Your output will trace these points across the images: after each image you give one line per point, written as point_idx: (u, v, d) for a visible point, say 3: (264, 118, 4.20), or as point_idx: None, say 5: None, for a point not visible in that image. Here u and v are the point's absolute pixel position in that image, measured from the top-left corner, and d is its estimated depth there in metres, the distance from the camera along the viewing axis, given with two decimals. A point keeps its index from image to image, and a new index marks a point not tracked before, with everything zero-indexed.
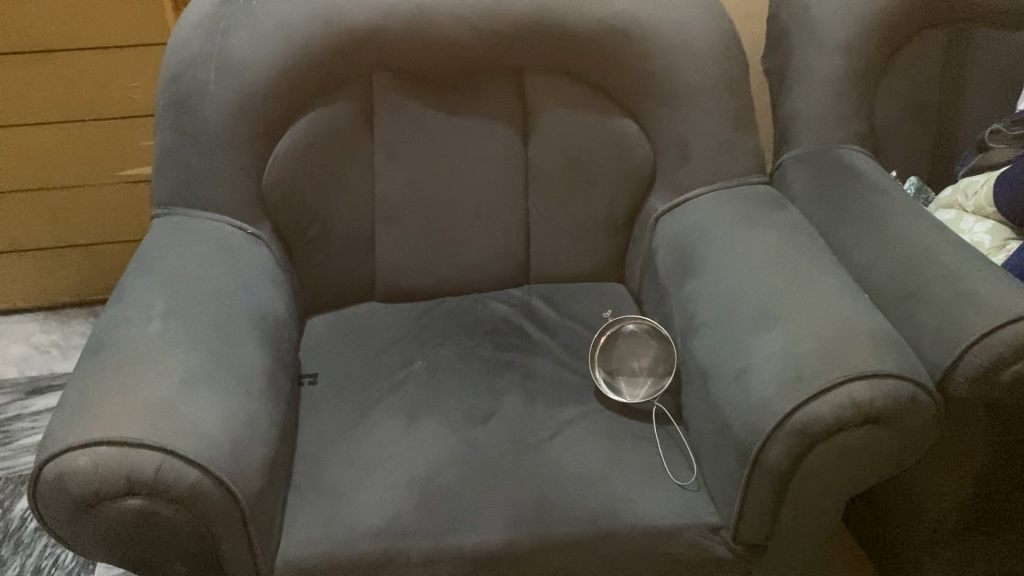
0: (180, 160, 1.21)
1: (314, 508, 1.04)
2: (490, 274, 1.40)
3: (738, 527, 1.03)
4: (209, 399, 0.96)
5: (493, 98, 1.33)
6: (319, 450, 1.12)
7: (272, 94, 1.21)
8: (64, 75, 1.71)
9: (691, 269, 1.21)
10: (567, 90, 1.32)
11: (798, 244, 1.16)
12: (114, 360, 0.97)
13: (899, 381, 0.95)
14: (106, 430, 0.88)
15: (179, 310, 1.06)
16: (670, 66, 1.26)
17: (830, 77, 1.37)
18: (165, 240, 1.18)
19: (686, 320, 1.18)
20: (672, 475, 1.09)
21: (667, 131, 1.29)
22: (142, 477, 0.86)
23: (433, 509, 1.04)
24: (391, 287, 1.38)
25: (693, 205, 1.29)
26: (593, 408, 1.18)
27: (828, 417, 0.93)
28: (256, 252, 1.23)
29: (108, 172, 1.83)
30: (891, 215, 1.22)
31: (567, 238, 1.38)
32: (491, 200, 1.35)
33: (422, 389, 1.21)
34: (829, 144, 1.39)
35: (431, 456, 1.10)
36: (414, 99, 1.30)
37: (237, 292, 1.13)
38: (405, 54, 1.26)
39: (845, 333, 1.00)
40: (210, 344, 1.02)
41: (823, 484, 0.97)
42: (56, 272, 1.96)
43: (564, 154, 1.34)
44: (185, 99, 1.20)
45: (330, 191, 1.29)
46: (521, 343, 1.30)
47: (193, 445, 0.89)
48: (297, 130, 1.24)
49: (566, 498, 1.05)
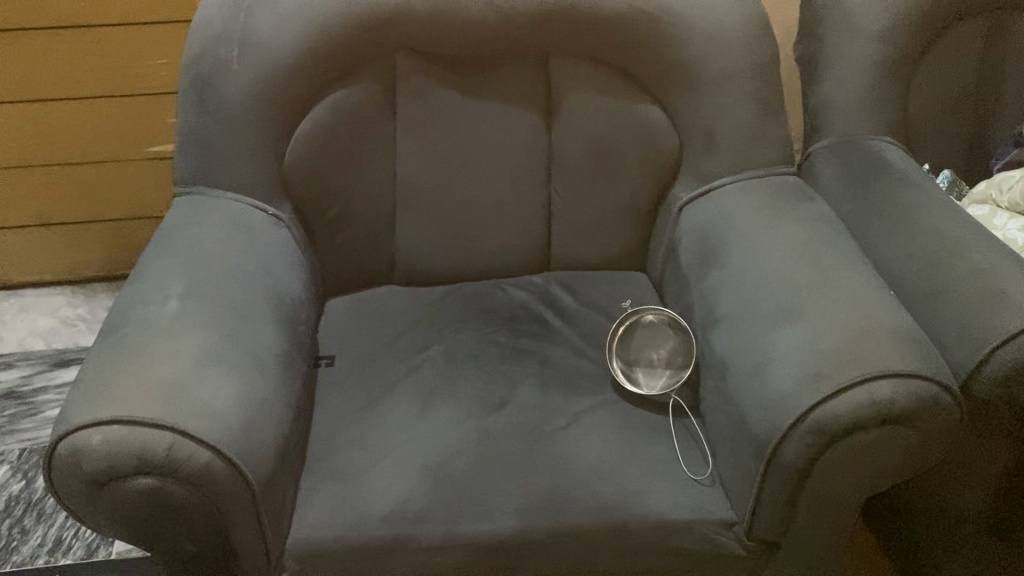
0: (203, 139, 1.21)
1: (326, 490, 1.04)
2: (510, 260, 1.38)
3: (751, 523, 1.01)
4: (224, 379, 0.96)
5: (518, 82, 1.31)
6: (333, 432, 1.12)
7: (295, 74, 1.20)
8: (91, 50, 1.71)
9: (713, 260, 1.19)
10: (592, 75, 1.30)
11: (823, 236, 1.14)
12: (131, 339, 0.97)
13: (921, 381, 0.93)
14: (119, 409, 0.88)
15: (196, 289, 1.06)
16: (697, 53, 1.24)
17: (863, 65, 1.33)
18: (185, 219, 1.18)
19: (706, 312, 1.16)
20: (687, 469, 1.08)
21: (693, 119, 1.27)
22: (153, 456, 0.86)
23: (444, 495, 1.03)
24: (410, 270, 1.37)
25: (718, 195, 1.26)
26: (609, 399, 1.17)
27: (846, 415, 0.92)
28: (276, 233, 1.23)
29: (134, 148, 1.84)
30: (921, 209, 1.19)
31: (588, 225, 1.37)
32: (512, 185, 1.34)
33: (438, 374, 1.21)
34: (860, 135, 1.35)
35: (445, 441, 1.10)
36: (436, 81, 1.29)
37: (254, 272, 1.13)
38: (429, 35, 1.25)
39: (867, 330, 0.97)
40: (225, 325, 1.02)
41: (839, 482, 0.95)
42: (83, 246, 1.97)
43: (587, 141, 1.32)
44: (208, 78, 1.20)
45: (351, 173, 1.28)
46: (539, 330, 1.29)
47: (205, 426, 0.90)
48: (319, 111, 1.24)
49: (578, 488, 1.04)
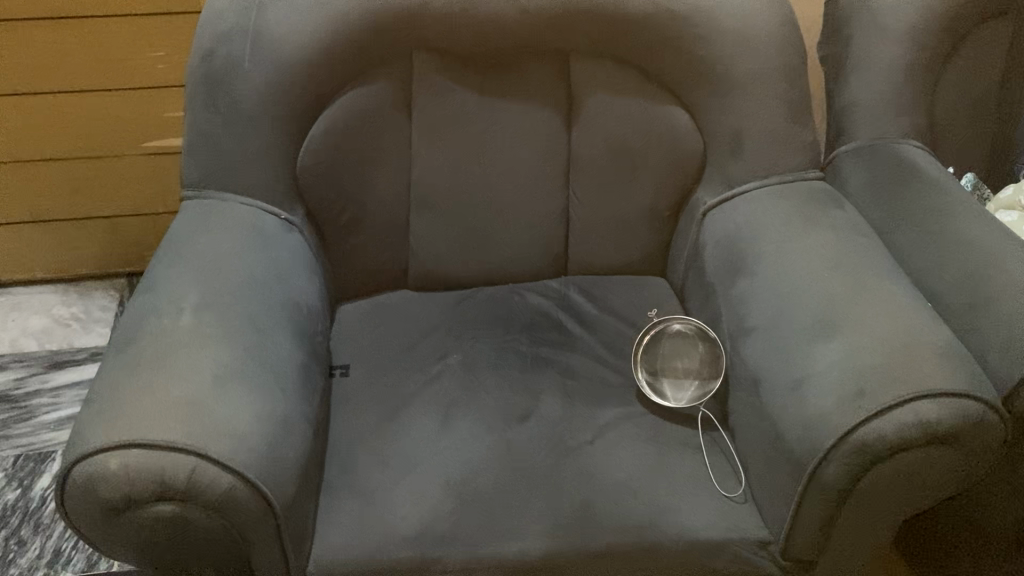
0: (214, 140, 1.16)
1: (347, 510, 1.00)
2: (527, 264, 1.35)
3: (787, 542, 0.99)
4: (245, 397, 0.91)
5: (538, 82, 1.27)
6: (351, 447, 1.08)
7: (310, 73, 1.16)
8: (89, 43, 1.65)
9: (742, 268, 1.15)
10: (616, 75, 1.26)
11: (857, 245, 1.11)
12: (147, 354, 0.92)
13: (967, 400, 0.90)
14: (137, 431, 0.84)
15: (212, 300, 1.01)
16: (725, 53, 1.20)
17: (891, 66, 1.30)
18: (195, 223, 1.13)
19: (736, 323, 1.13)
20: (718, 485, 1.05)
21: (719, 121, 1.23)
22: (174, 481, 0.82)
23: (470, 514, 1.00)
24: (425, 275, 1.33)
25: (744, 200, 1.23)
26: (635, 411, 1.14)
27: (892, 435, 0.89)
28: (289, 238, 1.18)
29: (133, 143, 1.79)
30: (954, 216, 1.16)
31: (608, 229, 1.33)
32: (531, 188, 1.30)
33: (458, 384, 1.17)
34: (887, 138, 1.32)
35: (468, 457, 1.06)
36: (454, 80, 1.25)
37: (271, 281, 1.08)
38: (448, 33, 1.20)
39: (910, 347, 0.94)
40: (242, 338, 0.98)
41: (880, 501, 0.93)
42: (75, 243, 1.91)
43: (609, 142, 1.28)
44: (218, 75, 1.15)
45: (366, 175, 1.24)
46: (560, 338, 1.25)
47: (228, 447, 0.86)
48: (333, 111, 1.20)
49: (608, 506, 1.01)
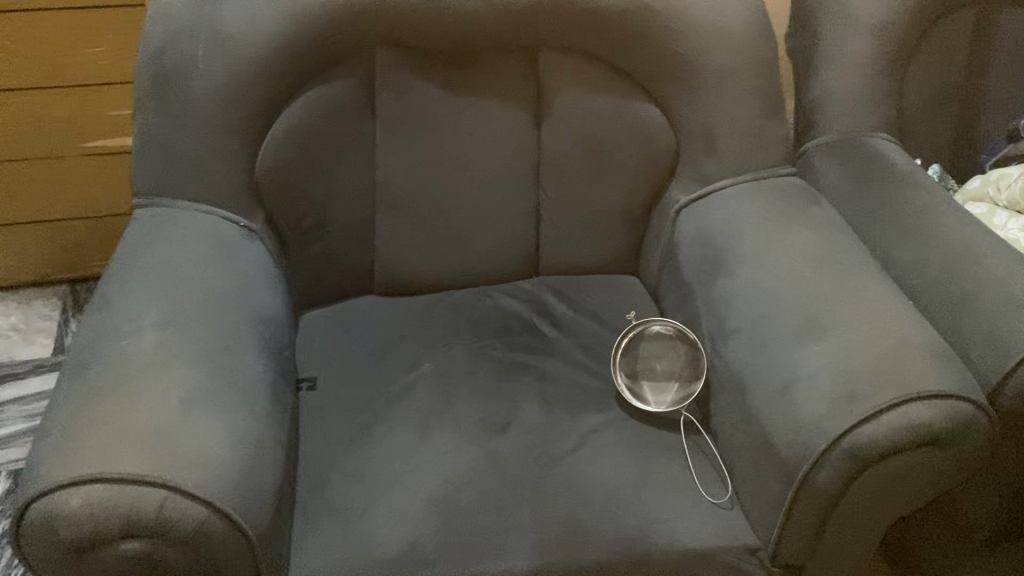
0: (168, 145, 1.10)
1: (324, 534, 0.96)
2: (498, 266, 1.31)
3: (777, 548, 0.97)
4: (214, 422, 0.86)
5: (506, 78, 1.23)
6: (325, 466, 1.04)
7: (269, 72, 1.10)
8: (24, 38, 1.56)
9: (720, 267, 1.13)
10: (586, 71, 1.22)
11: (837, 244, 1.09)
12: (106, 379, 0.86)
13: (957, 401, 0.89)
14: (99, 465, 0.78)
15: (173, 317, 0.95)
16: (698, 48, 1.18)
17: (860, 58, 1.29)
18: (149, 234, 1.07)
19: (717, 324, 1.10)
20: (705, 492, 1.03)
21: (693, 117, 1.21)
22: (142, 517, 0.77)
23: (454, 532, 0.96)
24: (392, 280, 1.28)
25: (720, 197, 1.21)
26: (616, 416, 1.11)
27: (884, 439, 0.88)
28: (251, 247, 1.12)
29: (73, 144, 1.70)
30: (930, 212, 1.16)
31: (581, 228, 1.30)
32: (500, 188, 1.26)
33: (434, 394, 1.13)
34: (857, 132, 1.31)
35: (448, 471, 1.03)
36: (420, 77, 1.20)
37: (234, 293, 1.03)
38: (413, 28, 1.15)
39: (899, 348, 0.93)
40: (208, 357, 0.92)
41: (872, 505, 0.92)
42: (12, 249, 1.80)
43: (580, 140, 1.25)
44: (170, 74, 1.09)
45: (328, 178, 1.18)
46: (535, 342, 1.22)
47: (199, 477, 0.80)
48: (294, 112, 1.14)
49: (596, 518, 0.98)
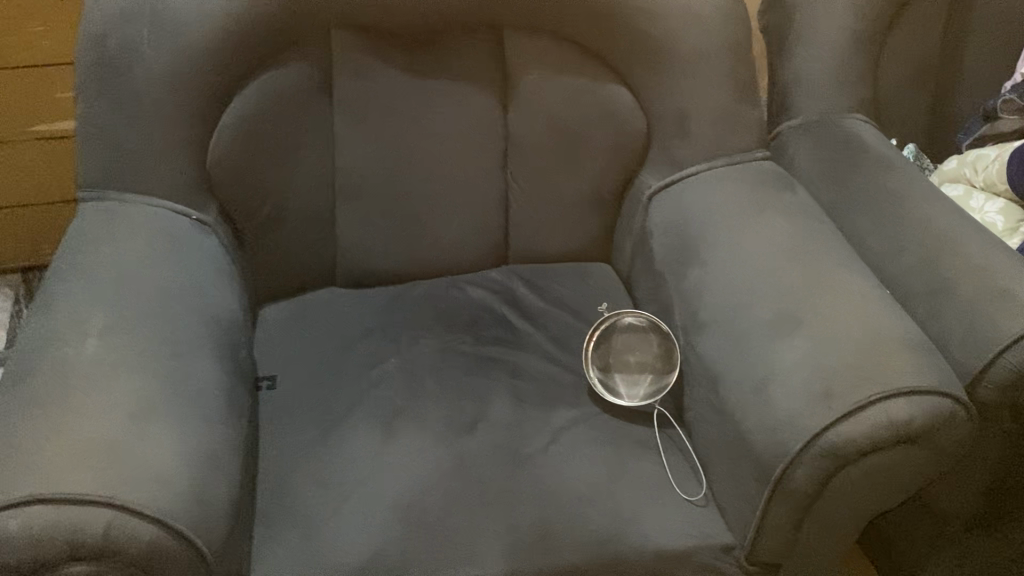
0: (113, 135, 1.04)
1: (287, 543, 0.92)
2: (465, 255, 1.26)
3: (753, 547, 0.95)
4: (165, 433, 0.82)
5: (470, 60, 1.18)
6: (288, 471, 1.00)
7: (219, 58, 1.04)
8: None
9: (694, 257, 1.10)
10: (554, 52, 1.17)
11: (813, 232, 1.06)
12: (48, 391, 0.81)
13: (937, 398, 0.87)
14: (40, 484, 0.74)
15: (120, 322, 0.90)
16: (669, 28, 1.14)
17: (834, 37, 1.25)
18: (94, 230, 1.01)
19: (690, 315, 1.07)
20: (680, 489, 1.00)
21: (665, 100, 1.17)
22: (88, 539, 0.73)
23: (421, 537, 0.93)
24: (355, 272, 1.23)
25: (692, 183, 1.17)
26: (587, 412, 1.08)
27: (862, 438, 0.85)
28: (204, 241, 1.07)
29: (19, 128, 1.62)
30: (905, 197, 1.13)
31: (550, 215, 1.26)
32: (466, 174, 1.21)
33: (399, 392, 1.09)
34: (833, 113, 1.27)
35: (415, 474, 0.99)
36: (380, 60, 1.14)
37: (186, 293, 0.98)
38: (370, 9, 1.10)
39: (876, 341, 0.91)
40: (158, 363, 0.88)
41: (849, 504, 0.89)
42: None
43: (548, 123, 1.20)
44: (111, 61, 1.02)
45: (286, 167, 1.13)
46: (504, 335, 1.18)
47: (149, 494, 0.76)
48: (246, 98, 1.08)
49: (568, 520, 0.95)
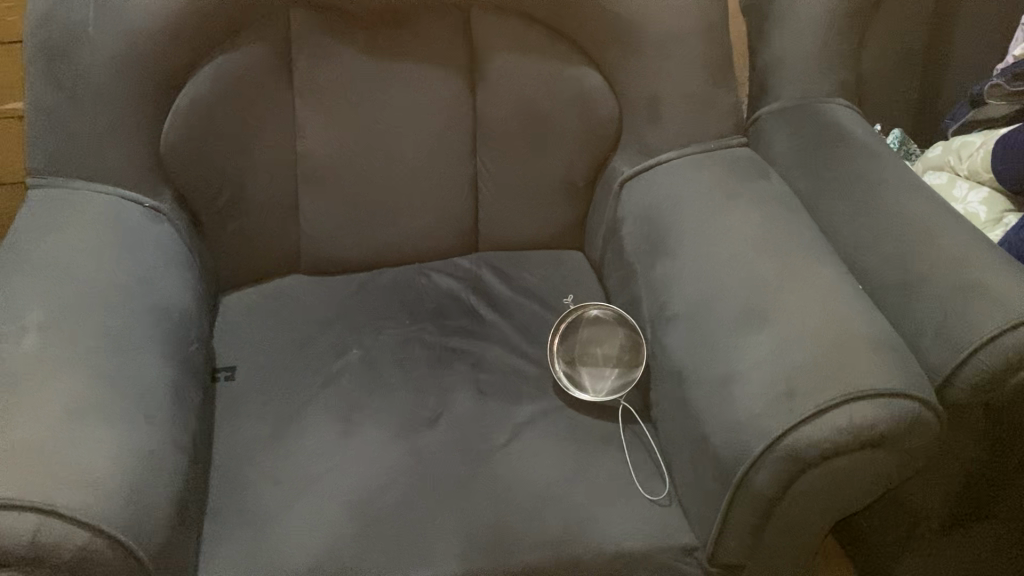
0: (60, 121, 1.00)
1: (236, 541, 0.90)
2: (432, 242, 1.23)
3: (715, 548, 0.92)
4: (100, 432, 0.79)
5: (435, 41, 1.14)
6: (241, 466, 0.97)
7: (169, 40, 1.00)
8: None
9: (663, 248, 1.07)
10: (521, 34, 1.13)
11: (785, 223, 1.03)
12: None
13: (902, 400, 0.84)
14: None
15: (61, 316, 0.87)
16: (640, 9, 1.09)
17: (815, 19, 1.21)
18: (40, 219, 0.98)
19: (657, 308, 1.05)
20: (642, 488, 0.98)
21: (636, 84, 1.13)
22: (12, 544, 0.70)
23: (373, 537, 0.90)
24: (318, 259, 1.20)
25: (664, 171, 1.14)
26: (551, 406, 1.05)
27: (824, 441, 0.82)
28: (157, 229, 1.04)
29: None
30: (883, 185, 1.09)
31: (519, 202, 1.22)
32: (432, 160, 1.18)
33: (359, 384, 1.06)
34: (811, 98, 1.23)
35: (370, 470, 0.97)
36: (340, 42, 1.10)
37: (134, 284, 0.95)
38: None
39: (842, 340, 0.88)
40: (98, 359, 0.85)
41: (812, 507, 0.87)
42: None
43: (516, 107, 1.16)
44: (57, 43, 0.99)
45: (244, 153, 1.10)
46: (469, 325, 1.15)
47: (78, 497, 0.73)
48: (200, 82, 1.04)
49: (525, 519, 0.93)
